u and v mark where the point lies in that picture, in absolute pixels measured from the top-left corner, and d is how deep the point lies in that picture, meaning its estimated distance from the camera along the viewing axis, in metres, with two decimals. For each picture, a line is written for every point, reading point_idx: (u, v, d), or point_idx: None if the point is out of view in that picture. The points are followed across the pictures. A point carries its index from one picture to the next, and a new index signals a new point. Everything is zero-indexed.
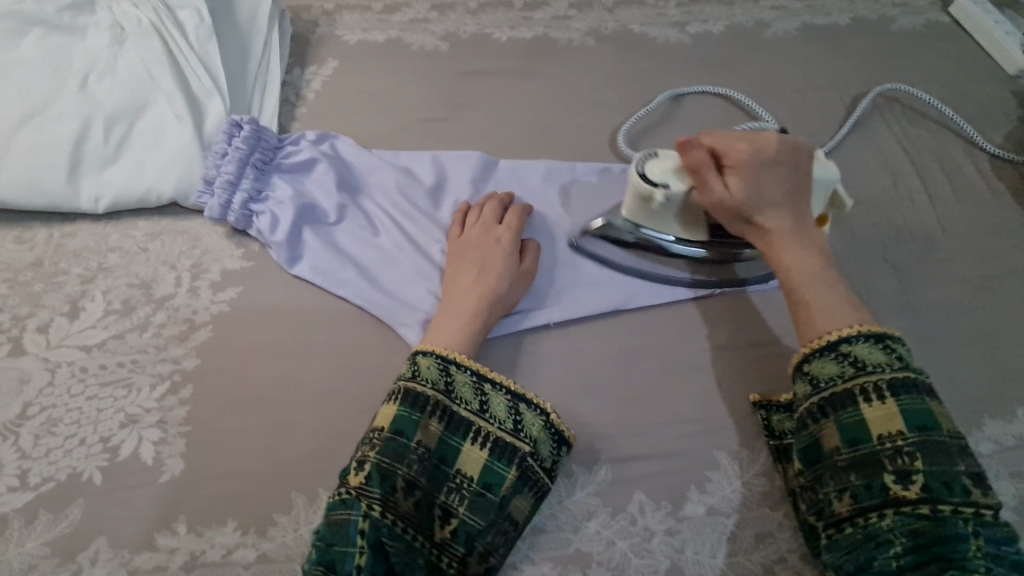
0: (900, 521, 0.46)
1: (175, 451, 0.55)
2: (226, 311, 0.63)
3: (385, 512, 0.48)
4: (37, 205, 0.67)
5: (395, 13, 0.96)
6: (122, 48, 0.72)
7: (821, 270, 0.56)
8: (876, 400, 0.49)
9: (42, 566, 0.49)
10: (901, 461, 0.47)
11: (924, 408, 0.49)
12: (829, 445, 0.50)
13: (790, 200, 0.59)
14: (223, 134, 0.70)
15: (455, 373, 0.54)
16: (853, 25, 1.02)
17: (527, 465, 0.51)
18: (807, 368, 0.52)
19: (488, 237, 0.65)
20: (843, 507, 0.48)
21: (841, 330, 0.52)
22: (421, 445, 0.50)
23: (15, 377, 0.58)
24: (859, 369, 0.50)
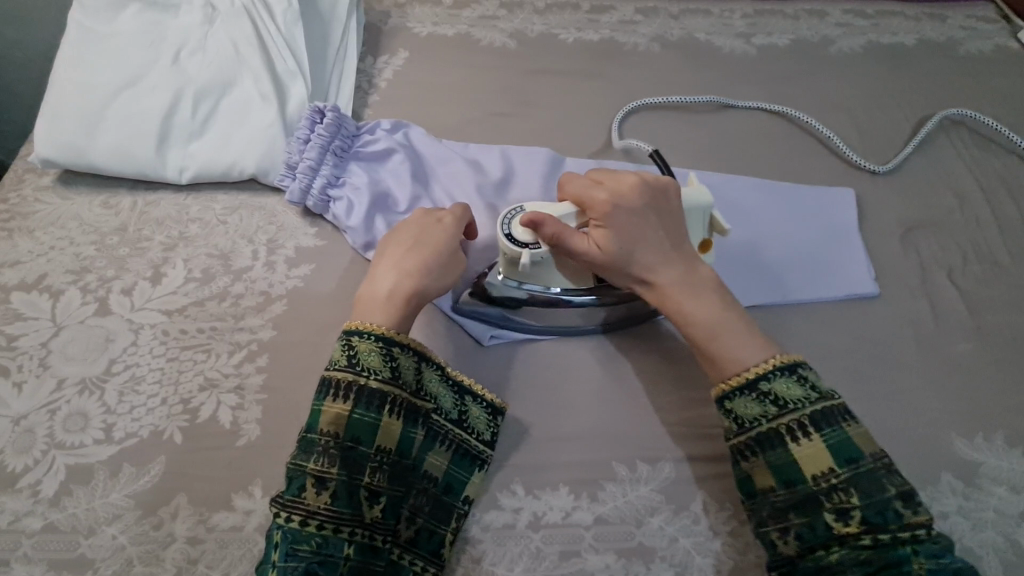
0: (846, 555, 0.47)
1: (251, 417, 0.56)
2: (300, 287, 0.65)
3: (291, 516, 0.48)
4: (125, 173, 0.69)
5: (465, 9, 0.98)
6: (213, 26, 0.74)
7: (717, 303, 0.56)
8: (801, 437, 0.50)
9: (126, 517, 0.51)
10: (836, 496, 0.48)
11: (849, 439, 0.50)
12: (763, 484, 0.51)
13: (664, 245, 0.58)
14: (303, 121, 0.72)
15: (358, 342, 0.53)
16: (920, 46, 1.01)
17: (431, 421, 0.55)
18: (730, 410, 0.53)
19: (426, 219, 0.62)
20: (791, 549, 0.48)
21: (762, 366, 0.53)
22: (329, 433, 0.50)
23: (101, 336, 0.60)
24: (781, 407, 0.51)
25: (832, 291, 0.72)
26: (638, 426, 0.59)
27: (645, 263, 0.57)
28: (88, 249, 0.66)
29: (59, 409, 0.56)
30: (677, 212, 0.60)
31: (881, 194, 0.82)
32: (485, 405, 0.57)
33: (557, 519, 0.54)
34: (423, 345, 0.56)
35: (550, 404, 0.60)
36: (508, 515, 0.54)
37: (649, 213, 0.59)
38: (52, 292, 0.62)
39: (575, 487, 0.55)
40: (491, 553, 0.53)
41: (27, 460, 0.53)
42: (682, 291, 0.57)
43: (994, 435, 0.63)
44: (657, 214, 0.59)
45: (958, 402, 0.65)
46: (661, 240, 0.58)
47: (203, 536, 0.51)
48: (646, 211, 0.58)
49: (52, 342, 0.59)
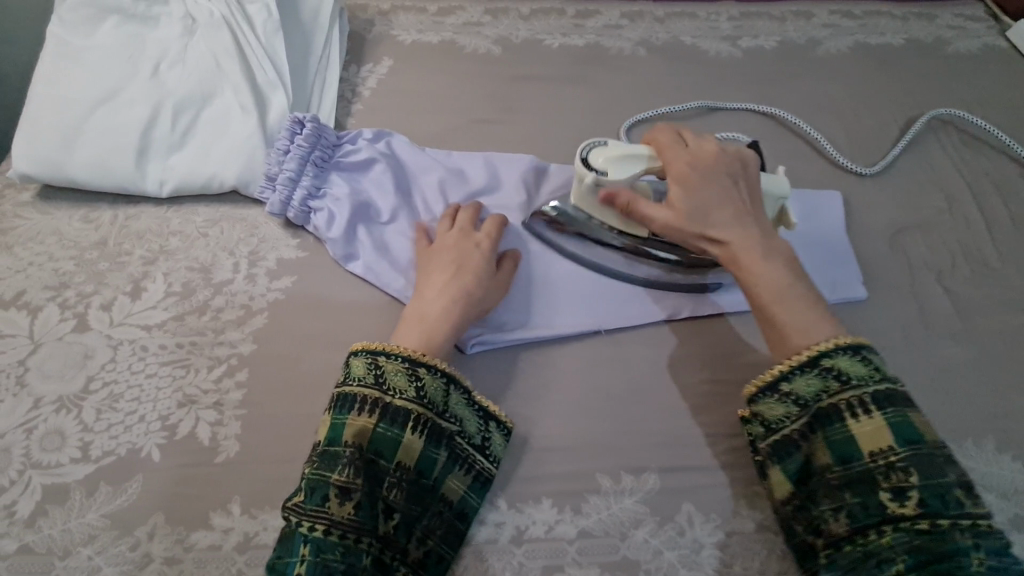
0: (900, 538, 0.44)
1: (230, 433, 0.56)
2: (282, 299, 0.64)
3: (315, 525, 0.47)
4: (105, 186, 0.69)
5: (450, 15, 0.98)
6: (192, 38, 0.74)
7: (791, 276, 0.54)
8: (862, 414, 0.48)
9: (102, 537, 0.50)
10: (894, 476, 0.46)
11: (910, 421, 0.48)
12: (821, 463, 0.49)
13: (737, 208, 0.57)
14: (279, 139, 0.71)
15: (385, 363, 0.53)
16: (907, 46, 1.01)
17: (454, 445, 0.53)
18: (788, 389, 0.51)
19: (462, 239, 0.64)
20: (840, 527, 0.47)
21: (821, 345, 0.51)
22: (355, 446, 0.49)
23: (79, 352, 0.59)
24: (844, 382, 0.49)
25: (819, 294, 0.71)
26: (624, 437, 0.58)
27: (714, 223, 0.57)
28: (67, 265, 0.65)
29: (36, 428, 0.55)
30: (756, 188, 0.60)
31: (869, 196, 0.82)
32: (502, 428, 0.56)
33: (541, 532, 0.53)
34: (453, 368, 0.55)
35: (537, 414, 0.59)
36: (490, 529, 0.53)
37: (724, 178, 0.59)
38: (30, 308, 0.62)
39: (559, 499, 0.55)
40: (472, 569, 0.52)
41: (3, 480, 0.52)
42: (751, 255, 0.55)
43: (985, 439, 0.62)
44: (738, 183, 0.60)
45: (948, 407, 0.64)
46: (734, 206, 0.57)
47: (180, 556, 0.50)
48: (727, 177, 0.59)
49: (30, 360, 0.59)
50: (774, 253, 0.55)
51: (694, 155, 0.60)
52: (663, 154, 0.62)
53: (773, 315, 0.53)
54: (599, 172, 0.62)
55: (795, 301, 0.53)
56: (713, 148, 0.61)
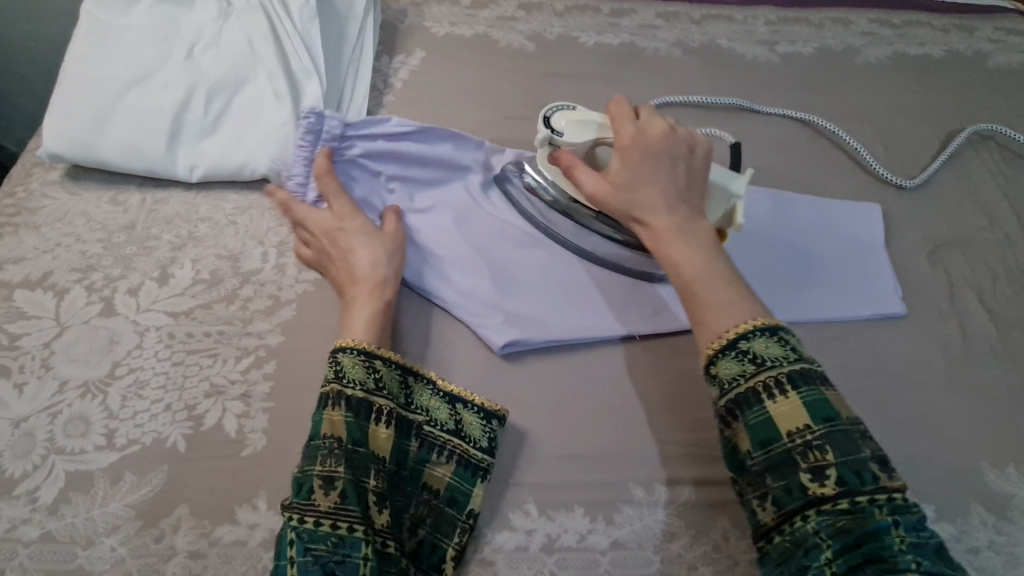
0: (823, 522, 0.41)
1: (257, 426, 0.54)
2: (310, 290, 0.63)
3: (305, 518, 0.45)
4: (135, 169, 0.68)
5: (483, 9, 0.96)
6: (228, 22, 0.73)
7: (707, 261, 0.51)
8: (778, 394, 0.45)
9: (126, 528, 0.49)
10: (811, 455, 0.43)
11: (825, 397, 0.45)
12: (744, 449, 0.46)
13: (671, 190, 0.55)
14: (304, 129, 0.63)
15: (342, 357, 0.51)
16: (948, 57, 0.99)
17: (425, 433, 0.52)
18: (711, 372, 0.48)
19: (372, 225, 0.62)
20: (769, 516, 0.44)
21: (738, 328, 0.48)
22: (330, 438, 0.48)
23: (105, 337, 0.58)
24: (759, 364, 0.46)
25: (859, 308, 0.69)
26: (659, 446, 0.57)
27: (645, 202, 0.54)
28: (94, 247, 0.64)
29: (60, 413, 0.54)
30: (702, 169, 0.58)
31: (908, 209, 0.80)
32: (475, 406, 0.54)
33: (572, 542, 0.52)
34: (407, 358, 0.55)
35: (569, 419, 0.58)
36: (520, 536, 0.52)
37: (664, 160, 0.57)
38: (56, 290, 0.61)
39: (591, 509, 0.53)
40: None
41: (26, 465, 0.51)
42: (675, 240, 0.53)
43: None
44: (679, 163, 0.57)
45: (989, 429, 0.62)
46: (668, 187, 0.56)
47: (205, 551, 0.49)
48: (667, 156, 0.57)
49: (55, 343, 0.58)
50: (700, 238, 0.53)
51: (640, 134, 0.58)
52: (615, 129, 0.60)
53: (695, 293, 0.51)
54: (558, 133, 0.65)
55: (718, 284, 0.50)
56: (661, 127, 0.59)
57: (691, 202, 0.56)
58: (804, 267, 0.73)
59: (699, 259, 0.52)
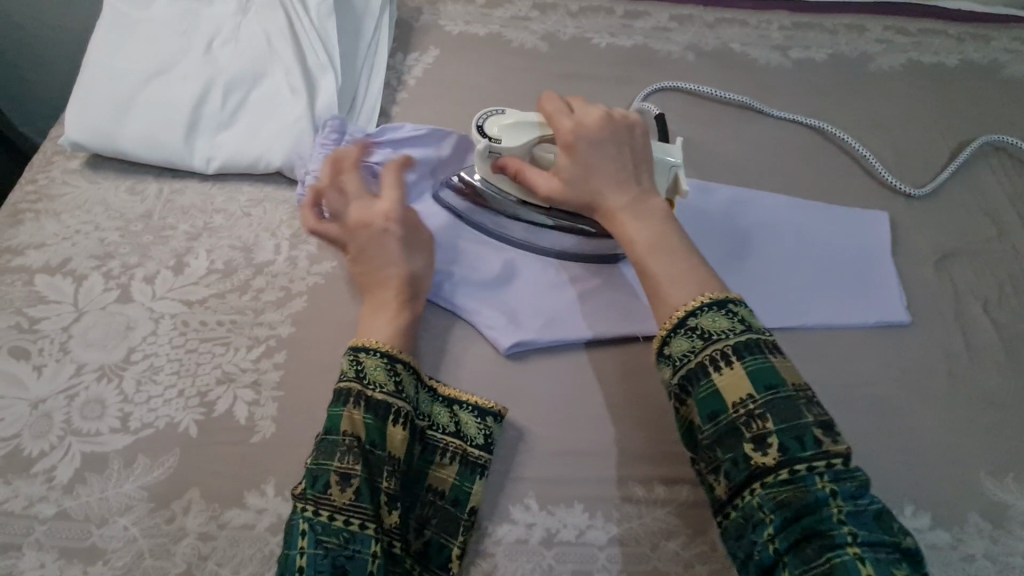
0: (766, 495, 0.42)
1: (267, 414, 0.56)
2: (320, 283, 0.64)
3: (318, 511, 0.46)
4: (153, 159, 0.69)
5: (497, 8, 0.97)
6: (247, 17, 0.74)
7: (656, 233, 0.55)
8: (724, 366, 0.45)
9: (139, 508, 0.51)
10: (754, 425, 0.43)
11: (770, 365, 0.45)
12: (693, 425, 0.47)
13: (617, 169, 0.58)
14: (331, 130, 0.68)
15: (364, 358, 0.53)
16: (962, 66, 0.98)
17: (427, 437, 0.54)
18: (665, 350, 0.49)
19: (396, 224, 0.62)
20: (722, 490, 0.45)
21: (689, 304, 0.49)
22: (349, 436, 0.49)
23: (121, 323, 0.60)
24: (706, 340, 0.47)
25: (864, 316, 0.70)
26: (660, 446, 0.58)
27: (594, 186, 0.58)
28: (112, 235, 0.66)
29: (77, 395, 0.56)
30: (644, 145, 0.61)
31: (916, 218, 0.80)
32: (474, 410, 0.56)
33: (571, 536, 0.53)
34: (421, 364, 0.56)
35: (572, 417, 0.59)
36: (520, 529, 0.53)
37: (606, 141, 0.59)
38: (75, 276, 0.62)
39: (591, 505, 0.54)
40: (501, 567, 0.52)
41: (44, 445, 0.53)
42: (630, 218, 0.57)
43: None
44: (619, 142, 0.59)
45: (990, 440, 0.63)
46: (613, 166, 0.58)
47: (214, 533, 0.50)
48: (609, 137, 0.59)
49: (73, 327, 0.59)
50: (650, 213, 0.57)
51: (578, 121, 0.60)
52: (553, 124, 0.61)
53: (648, 268, 0.53)
54: (495, 141, 0.63)
55: (668, 256, 0.53)
56: (598, 110, 0.61)
57: (640, 178, 0.59)
58: (811, 278, 0.73)
59: (652, 234, 0.55)
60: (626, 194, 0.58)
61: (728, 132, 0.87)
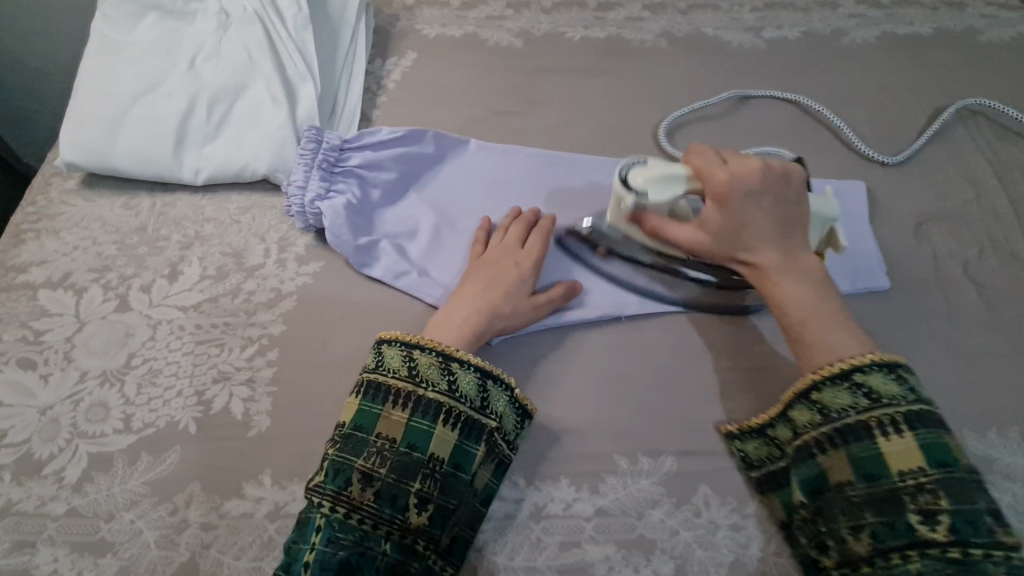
0: (927, 564, 0.44)
1: (262, 409, 0.58)
2: (309, 283, 0.67)
3: (336, 507, 0.49)
4: (145, 174, 0.72)
5: (472, 9, 0.99)
6: (227, 33, 0.77)
7: (815, 297, 0.56)
8: (891, 432, 0.49)
9: (143, 503, 0.53)
10: (922, 498, 0.46)
11: (944, 444, 0.48)
12: (842, 478, 0.49)
13: (774, 228, 0.59)
14: (307, 140, 0.71)
15: (418, 356, 0.54)
16: (936, 35, 0.99)
17: (468, 421, 0.52)
18: (816, 398, 0.52)
19: (511, 259, 0.65)
20: (864, 548, 0.47)
21: (854, 359, 0.52)
22: (381, 437, 0.51)
23: (121, 331, 0.63)
24: (873, 400, 0.50)
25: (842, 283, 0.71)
26: (645, 419, 0.59)
27: (747, 244, 0.58)
28: (109, 248, 0.69)
29: (82, 400, 0.58)
30: (799, 199, 0.60)
31: (894, 187, 0.81)
32: (511, 395, 0.55)
33: (558, 510, 0.55)
34: (485, 362, 0.56)
35: (559, 398, 0.60)
36: (509, 505, 0.55)
37: (764, 196, 0.59)
38: (76, 289, 0.65)
39: (578, 479, 0.56)
40: (492, 543, 0.54)
41: (53, 448, 0.56)
42: (783, 277, 0.58)
43: (1010, 430, 0.62)
44: (777, 199, 0.59)
45: (973, 399, 0.63)
46: (771, 226, 0.58)
47: (215, 523, 0.53)
48: (766, 196, 0.59)
49: (76, 337, 0.62)
50: (804, 275, 0.57)
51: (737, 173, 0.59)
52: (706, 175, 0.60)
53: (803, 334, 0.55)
54: (641, 194, 0.60)
55: (826, 321, 0.55)
56: (755, 164, 0.60)
57: (793, 234, 0.59)
58: None
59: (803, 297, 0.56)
60: (780, 252, 0.58)
61: (719, 130, 0.87)
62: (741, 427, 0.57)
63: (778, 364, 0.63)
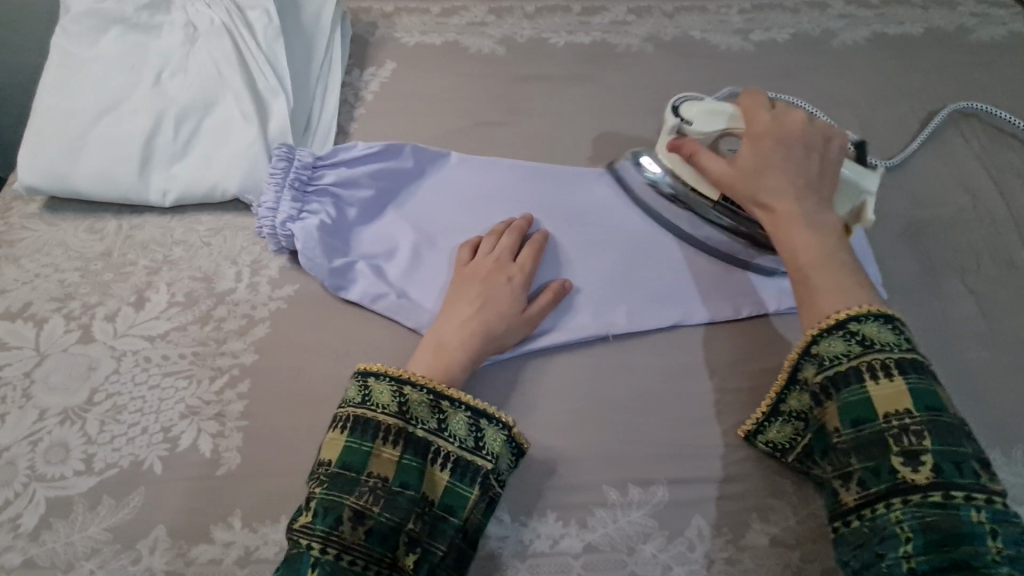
0: (908, 511, 0.42)
1: (232, 445, 0.55)
2: (283, 308, 0.64)
3: (327, 549, 0.45)
4: (109, 196, 0.69)
5: (453, 16, 0.96)
6: (194, 47, 0.74)
7: (827, 243, 0.52)
8: (881, 376, 0.45)
9: (105, 551, 0.50)
10: (906, 439, 0.44)
11: (933, 390, 0.45)
12: (832, 426, 0.47)
13: (801, 176, 0.56)
14: (277, 158, 0.68)
15: (409, 392, 0.51)
16: (928, 35, 0.97)
17: (458, 462, 0.50)
18: (812, 350, 0.49)
19: (501, 270, 0.62)
20: (851, 497, 0.45)
21: (850, 310, 0.48)
22: (373, 475, 0.48)
23: (83, 364, 0.59)
24: (866, 347, 0.47)
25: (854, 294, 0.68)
26: (639, 447, 0.56)
27: (767, 186, 0.56)
28: (72, 276, 0.66)
29: (40, 440, 0.55)
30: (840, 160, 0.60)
31: (889, 193, 0.79)
32: (508, 434, 0.52)
33: (545, 547, 0.52)
34: (477, 400, 0.53)
35: (546, 426, 0.58)
36: (493, 542, 0.52)
37: (800, 148, 0.58)
38: (36, 320, 0.62)
39: (565, 513, 0.53)
40: None
41: (8, 493, 0.53)
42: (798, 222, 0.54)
43: (1013, 449, 0.59)
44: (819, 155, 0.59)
45: (974, 417, 0.61)
46: (799, 174, 0.57)
47: (182, 570, 0.50)
48: (805, 146, 0.59)
49: (35, 372, 0.59)
50: (822, 226, 0.54)
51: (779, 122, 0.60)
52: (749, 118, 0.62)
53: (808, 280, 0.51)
54: (684, 123, 0.66)
55: (835, 267, 0.51)
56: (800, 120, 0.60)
57: (821, 190, 0.57)
58: None
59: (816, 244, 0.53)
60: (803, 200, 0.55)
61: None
62: (757, 421, 0.55)
63: (774, 384, 0.60)
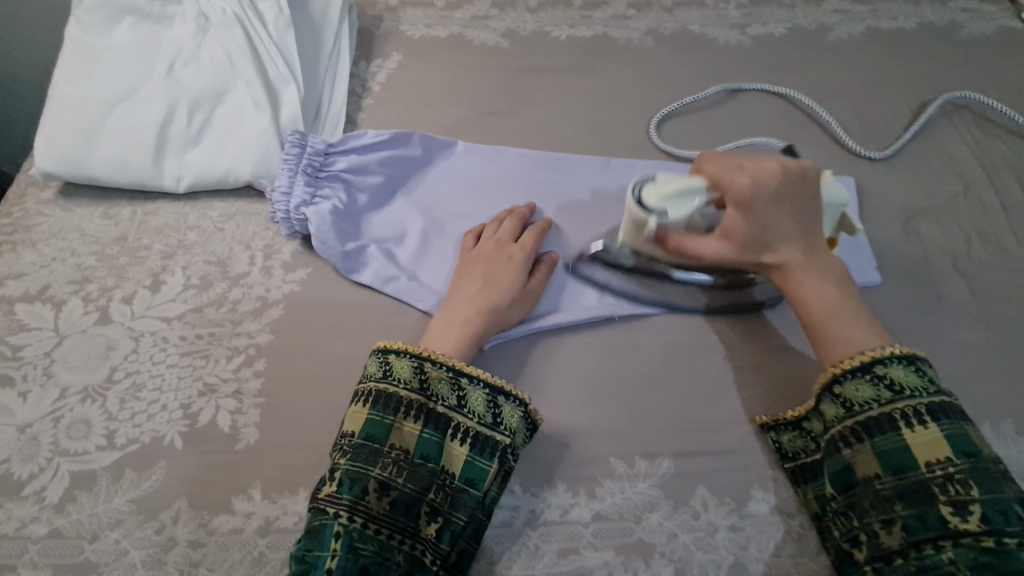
0: (960, 553, 0.44)
1: (249, 421, 0.57)
2: (296, 291, 0.65)
3: (353, 517, 0.47)
4: (124, 183, 0.70)
5: (457, 9, 0.98)
6: (206, 37, 0.75)
7: (838, 294, 0.55)
8: (916, 423, 0.49)
9: (128, 522, 0.52)
10: (951, 488, 0.46)
11: (965, 433, 0.49)
12: (870, 472, 0.49)
13: (795, 226, 0.57)
14: (291, 144, 0.70)
15: (430, 369, 0.53)
16: (920, 30, 0.99)
17: (478, 437, 0.52)
18: (838, 391, 0.52)
19: (503, 253, 0.64)
20: (895, 540, 0.47)
21: (874, 352, 0.52)
22: (395, 447, 0.50)
23: (102, 344, 0.61)
24: (896, 392, 0.50)
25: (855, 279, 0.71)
26: (646, 422, 0.58)
27: (771, 247, 0.57)
28: (89, 259, 0.67)
29: (62, 417, 0.57)
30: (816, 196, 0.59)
31: (883, 181, 0.81)
32: (524, 411, 0.54)
33: (556, 516, 0.54)
34: (496, 378, 0.55)
35: (554, 403, 0.60)
36: (506, 512, 0.54)
37: (783, 198, 0.57)
38: (54, 302, 0.64)
39: (574, 484, 0.55)
40: (489, 552, 0.53)
41: (33, 468, 0.54)
42: (807, 275, 0.57)
43: (1002, 424, 0.62)
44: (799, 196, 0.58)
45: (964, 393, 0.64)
46: (793, 225, 0.57)
47: (204, 540, 0.51)
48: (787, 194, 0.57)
49: (55, 352, 0.60)
50: (828, 274, 0.57)
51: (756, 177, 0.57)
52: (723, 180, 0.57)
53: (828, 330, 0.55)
54: (660, 213, 0.57)
55: (847, 319, 0.55)
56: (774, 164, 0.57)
57: (811, 232, 0.58)
58: None
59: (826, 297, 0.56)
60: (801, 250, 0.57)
61: (721, 129, 0.87)
62: (775, 419, 0.57)
63: (774, 361, 0.62)
